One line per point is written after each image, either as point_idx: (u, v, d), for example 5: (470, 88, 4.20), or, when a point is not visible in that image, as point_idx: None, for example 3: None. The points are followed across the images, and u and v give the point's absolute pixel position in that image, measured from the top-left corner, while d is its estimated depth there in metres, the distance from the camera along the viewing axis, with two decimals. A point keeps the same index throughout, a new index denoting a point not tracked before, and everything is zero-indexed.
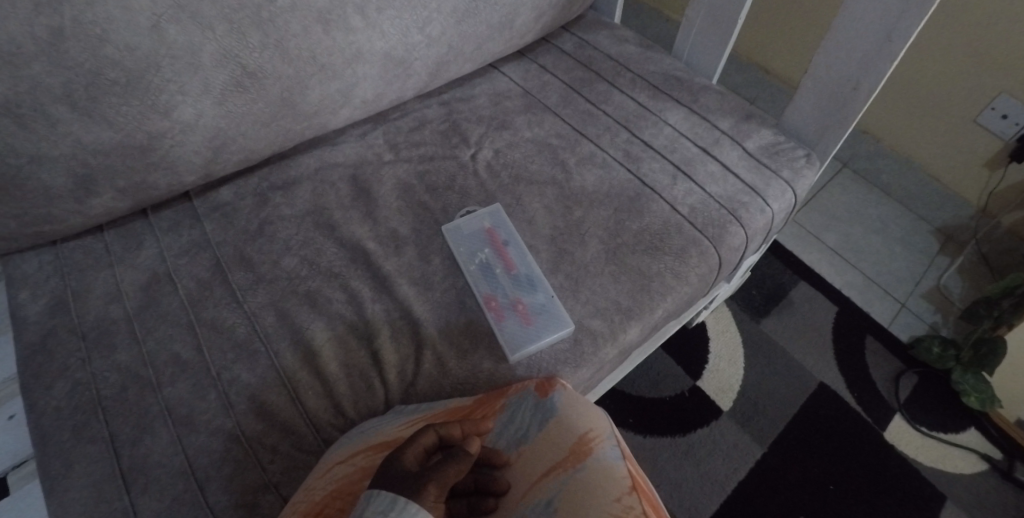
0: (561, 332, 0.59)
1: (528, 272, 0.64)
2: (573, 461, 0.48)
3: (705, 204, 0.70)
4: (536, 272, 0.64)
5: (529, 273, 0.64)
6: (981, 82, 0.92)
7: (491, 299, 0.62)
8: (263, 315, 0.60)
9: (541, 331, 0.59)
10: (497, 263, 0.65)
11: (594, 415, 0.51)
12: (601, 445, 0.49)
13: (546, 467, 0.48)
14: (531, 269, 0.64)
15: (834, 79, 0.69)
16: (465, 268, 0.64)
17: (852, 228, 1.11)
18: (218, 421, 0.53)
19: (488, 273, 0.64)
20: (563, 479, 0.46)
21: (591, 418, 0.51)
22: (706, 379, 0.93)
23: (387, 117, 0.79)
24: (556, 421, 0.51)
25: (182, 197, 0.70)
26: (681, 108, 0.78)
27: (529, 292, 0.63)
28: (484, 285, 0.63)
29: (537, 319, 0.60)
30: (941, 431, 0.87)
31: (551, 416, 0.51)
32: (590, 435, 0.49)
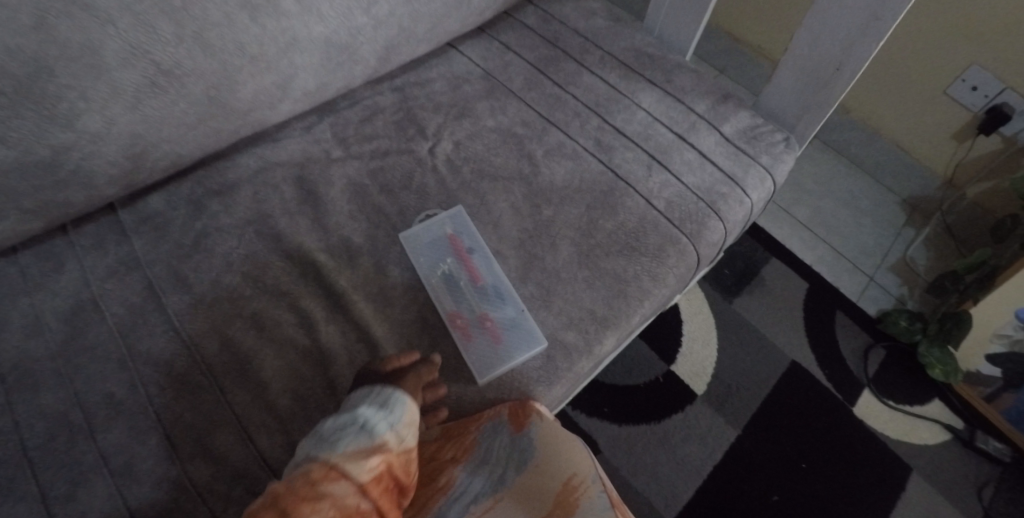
0: (533, 349, 0.56)
1: (495, 282, 0.60)
2: (560, 510, 0.45)
3: (682, 196, 0.66)
4: (504, 282, 0.60)
5: (497, 284, 0.60)
6: (954, 53, 0.91)
7: (457, 315, 0.58)
8: (205, 343, 0.54)
9: (511, 349, 0.56)
10: (462, 273, 0.61)
11: (576, 453, 0.49)
12: (586, 491, 0.46)
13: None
14: (498, 279, 0.61)
15: (814, 59, 0.65)
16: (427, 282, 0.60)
17: (823, 201, 1.10)
18: (162, 469, 0.48)
19: (453, 286, 0.60)
20: None
21: (572, 459, 0.49)
22: (681, 363, 0.92)
23: (334, 107, 0.72)
24: (535, 464, 0.50)
25: (106, 209, 0.62)
26: (654, 89, 0.73)
27: (497, 306, 0.59)
28: (449, 300, 0.59)
29: (508, 335, 0.57)
30: (908, 404, 0.88)
31: (529, 454, 0.50)
32: (573, 480, 0.47)
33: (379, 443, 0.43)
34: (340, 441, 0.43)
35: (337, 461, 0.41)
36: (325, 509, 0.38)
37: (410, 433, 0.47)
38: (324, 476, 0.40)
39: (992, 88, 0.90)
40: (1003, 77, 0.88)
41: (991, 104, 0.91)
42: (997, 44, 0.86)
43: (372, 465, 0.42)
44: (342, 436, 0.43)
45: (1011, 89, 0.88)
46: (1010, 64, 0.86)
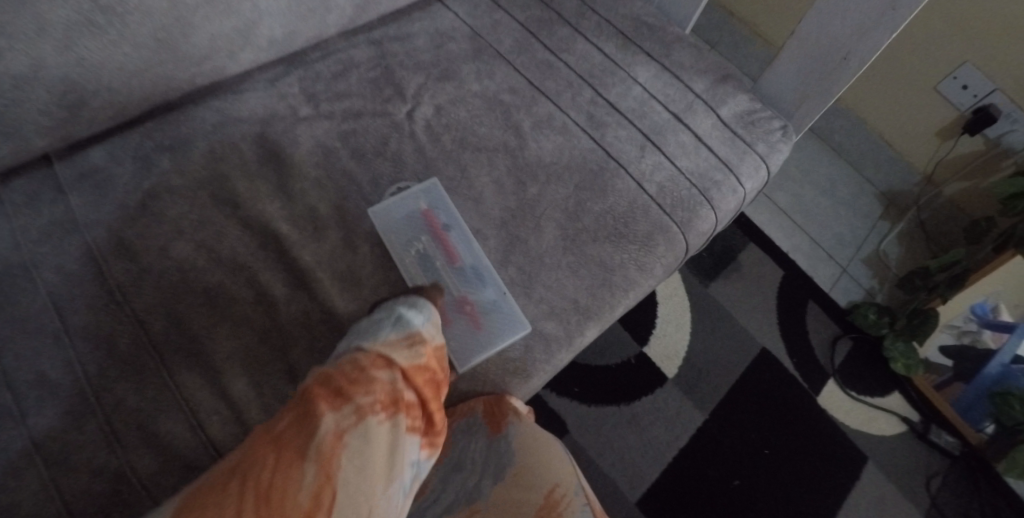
0: (518, 332, 0.53)
1: (473, 261, 0.56)
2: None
3: (675, 181, 0.63)
4: (484, 261, 0.56)
5: (475, 264, 0.56)
6: (949, 49, 0.89)
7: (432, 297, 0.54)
8: (152, 319, 0.49)
9: (492, 334, 0.52)
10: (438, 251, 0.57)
11: (558, 461, 0.47)
12: (569, 503, 0.43)
13: None
14: (476, 259, 0.56)
15: (823, 44, 0.61)
16: (400, 262, 0.55)
17: (804, 187, 1.09)
18: (101, 459, 0.44)
19: (428, 265, 0.56)
20: None
21: (555, 468, 0.46)
22: (653, 345, 0.92)
23: (303, 59, 0.65)
24: (515, 472, 0.46)
25: (40, 160, 0.56)
26: (651, 63, 0.69)
27: (477, 288, 0.55)
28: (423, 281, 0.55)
29: (491, 318, 0.54)
30: (868, 396, 0.90)
31: (508, 460, 0.48)
32: (556, 490, 0.44)
33: (417, 337, 0.45)
34: (380, 334, 0.45)
35: (382, 350, 0.43)
36: (376, 392, 0.40)
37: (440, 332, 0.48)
38: (372, 364, 0.42)
39: (982, 88, 0.89)
40: (994, 78, 0.87)
41: (978, 104, 0.90)
42: (992, 44, 0.84)
43: (413, 354, 0.44)
44: (381, 330, 0.45)
45: (1001, 91, 0.87)
46: (1003, 65, 0.85)
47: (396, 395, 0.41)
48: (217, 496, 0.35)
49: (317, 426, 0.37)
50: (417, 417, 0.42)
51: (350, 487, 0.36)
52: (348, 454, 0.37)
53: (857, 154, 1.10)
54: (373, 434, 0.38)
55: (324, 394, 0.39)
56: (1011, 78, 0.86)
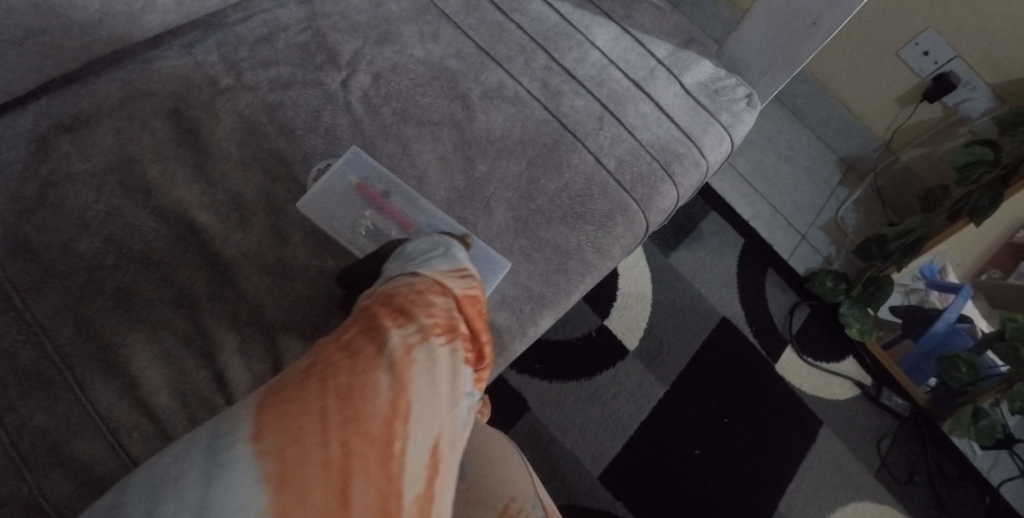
0: (499, 268, 0.52)
1: (429, 216, 0.53)
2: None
3: (635, 155, 0.60)
4: (440, 212, 0.54)
5: (429, 217, 0.53)
6: (912, 15, 0.88)
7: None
8: (57, 325, 0.44)
9: (474, 278, 0.51)
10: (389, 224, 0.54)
11: (511, 473, 0.43)
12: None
13: None
14: (428, 212, 0.53)
15: (791, 7, 0.58)
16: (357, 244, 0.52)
17: (765, 152, 1.08)
18: (7, 487, 0.39)
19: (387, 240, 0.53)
20: None
21: (510, 479, 0.42)
22: (614, 318, 0.91)
23: (223, 20, 0.58)
24: (466, 483, 0.42)
25: None
26: (610, 24, 0.64)
27: None
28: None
29: None
30: (824, 361, 0.92)
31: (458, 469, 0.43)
32: (512, 505, 0.40)
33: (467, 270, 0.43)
34: (431, 263, 0.43)
35: (436, 278, 0.41)
36: (436, 316, 0.38)
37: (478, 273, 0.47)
38: (428, 288, 0.40)
39: (942, 55, 0.89)
40: (955, 45, 0.87)
41: (939, 72, 0.90)
42: (955, 9, 0.84)
43: (465, 285, 0.42)
44: (429, 261, 0.43)
45: (961, 58, 0.87)
46: (964, 31, 0.85)
47: (455, 321, 0.39)
48: (287, 400, 0.32)
49: (385, 340, 0.35)
50: (472, 347, 0.40)
51: (426, 399, 0.34)
52: (420, 368, 0.34)
53: (817, 119, 1.09)
54: (438, 355, 0.36)
55: (387, 314, 0.37)
56: (970, 45, 0.86)
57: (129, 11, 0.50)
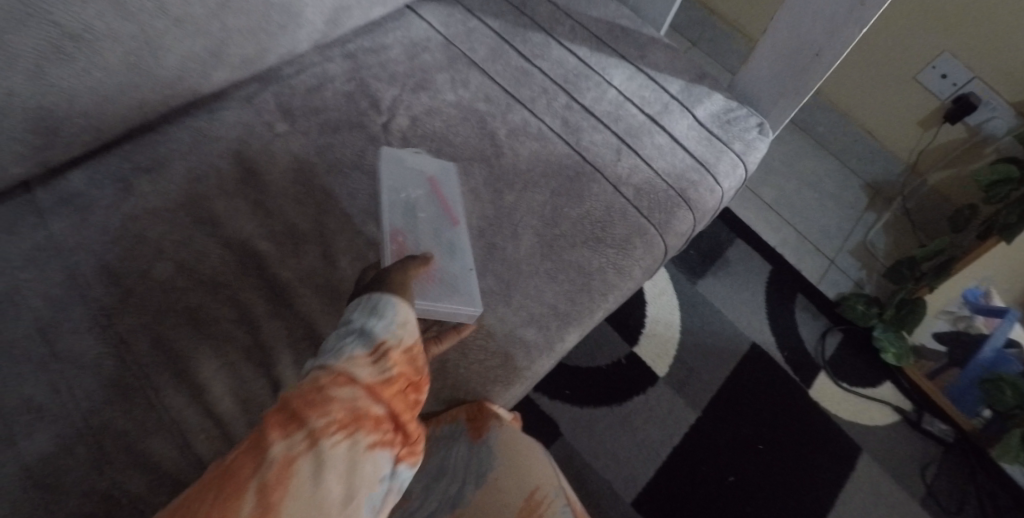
0: (464, 309, 0.52)
1: (448, 235, 0.57)
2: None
3: (652, 184, 0.63)
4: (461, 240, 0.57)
5: (453, 238, 0.57)
6: (927, 40, 0.91)
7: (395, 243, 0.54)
8: (136, 340, 0.50)
9: (444, 297, 0.52)
10: (423, 209, 0.58)
11: (537, 467, 0.47)
12: (550, 504, 0.44)
13: None
14: (457, 236, 0.57)
15: (794, 41, 0.61)
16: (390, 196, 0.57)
17: (789, 181, 1.09)
18: (91, 480, 0.44)
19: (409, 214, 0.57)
20: None
21: (534, 472, 0.46)
22: (644, 346, 0.92)
23: (278, 75, 0.65)
24: (495, 476, 0.47)
25: (18, 187, 0.56)
26: (626, 65, 0.69)
27: (443, 256, 0.55)
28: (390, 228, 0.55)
29: (443, 283, 0.52)
30: (860, 386, 0.91)
31: (487, 463, 0.48)
32: (536, 493, 0.45)
33: (382, 350, 0.41)
34: (344, 350, 0.41)
35: (344, 365, 0.39)
36: (333, 413, 0.36)
37: (414, 333, 0.45)
38: (331, 382, 0.38)
39: (960, 77, 0.90)
40: (973, 67, 0.89)
41: (958, 93, 0.92)
42: (969, 33, 0.86)
43: (378, 371, 0.41)
44: (344, 342, 0.41)
45: (979, 79, 0.89)
46: (980, 53, 0.87)
47: (356, 414, 0.37)
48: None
49: (267, 449, 0.33)
50: (379, 436, 0.38)
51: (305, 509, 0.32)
52: (304, 477, 0.33)
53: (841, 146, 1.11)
54: (330, 457, 0.34)
55: (277, 415, 0.35)
56: (989, 67, 0.87)
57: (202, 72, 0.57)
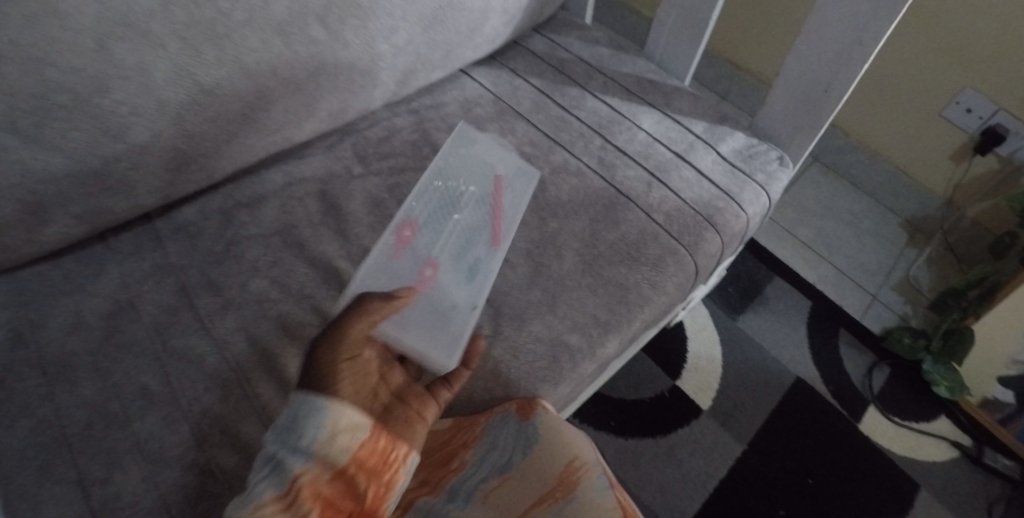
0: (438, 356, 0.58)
1: (478, 255, 0.66)
2: (563, 491, 0.48)
3: (681, 211, 0.70)
4: (482, 282, 0.63)
5: (480, 268, 0.65)
6: (946, 78, 0.97)
7: (405, 221, 0.67)
8: (234, 341, 0.59)
9: (426, 329, 0.59)
10: (472, 214, 0.70)
11: (577, 442, 0.53)
12: (587, 473, 0.49)
13: (535, 495, 0.49)
14: (489, 266, 0.65)
15: (803, 82, 0.69)
16: (441, 172, 0.72)
17: (824, 225, 1.13)
18: (191, 456, 0.53)
19: (444, 205, 0.70)
20: (553, 509, 0.47)
21: (574, 444, 0.52)
22: (686, 380, 0.94)
23: (354, 128, 0.77)
24: (539, 447, 0.52)
25: (142, 218, 0.68)
26: (654, 111, 0.78)
27: (456, 287, 0.63)
28: (415, 208, 0.69)
29: (433, 315, 0.61)
30: (913, 421, 0.89)
31: (531, 439, 0.53)
32: (575, 461, 0.50)
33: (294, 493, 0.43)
34: (257, 493, 0.43)
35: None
36: None
37: (340, 446, 0.46)
38: None
39: (985, 110, 0.95)
40: (996, 100, 0.94)
41: (985, 125, 0.96)
42: (987, 68, 0.92)
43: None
44: (261, 478, 0.44)
45: (1004, 110, 0.93)
46: (1001, 86, 0.92)
47: None
48: None
49: None
50: None
51: None
52: None
53: (877, 184, 1.16)
54: None
55: None
56: (1012, 98, 0.92)
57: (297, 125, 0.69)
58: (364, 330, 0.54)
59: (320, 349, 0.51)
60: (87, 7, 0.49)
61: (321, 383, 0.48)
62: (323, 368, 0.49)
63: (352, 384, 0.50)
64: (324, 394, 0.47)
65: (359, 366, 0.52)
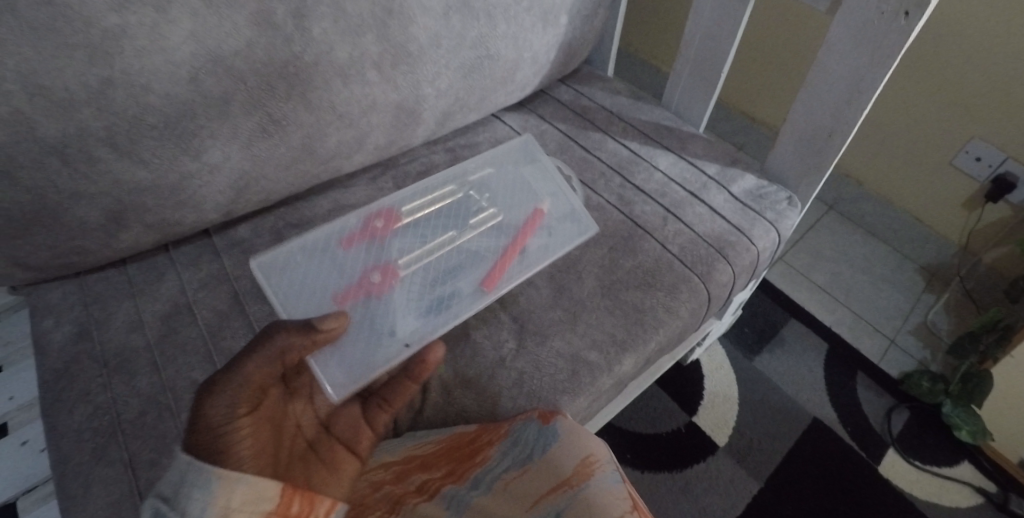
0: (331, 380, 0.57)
1: (458, 290, 0.67)
2: (578, 479, 0.51)
3: (694, 243, 0.74)
4: (429, 324, 0.64)
5: (436, 305, 0.66)
6: (954, 128, 1.03)
7: (389, 213, 0.72)
8: None
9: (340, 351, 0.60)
10: (488, 241, 0.72)
11: (595, 442, 0.55)
12: (602, 467, 0.52)
13: (551, 484, 0.52)
14: (450, 304, 0.66)
15: (810, 128, 0.76)
16: (479, 185, 0.78)
17: (840, 268, 1.20)
18: None
19: (453, 214, 0.74)
20: (568, 495, 0.50)
21: (591, 441, 0.55)
22: (703, 415, 0.95)
23: (396, 162, 0.84)
24: (558, 444, 0.54)
25: (202, 234, 0.75)
26: (670, 154, 0.85)
27: (398, 317, 0.64)
28: (414, 208, 0.74)
29: (355, 336, 0.62)
30: (934, 466, 0.92)
31: (551, 440, 0.55)
32: (591, 457, 0.53)
33: None
34: None
35: None
36: None
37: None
38: None
39: (994, 159, 1.00)
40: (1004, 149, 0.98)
41: (995, 173, 1.01)
42: (991, 118, 0.97)
43: None
44: None
45: (1012, 159, 0.98)
46: (1007, 136, 0.97)
47: None
48: None
49: None
50: None
51: None
52: None
53: (892, 232, 1.22)
54: None
55: None
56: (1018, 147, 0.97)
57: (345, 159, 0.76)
58: (262, 376, 0.49)
59: (206, 405, 0.47)
60: (184, 45, 0.57)
61: (212, 450, 0.46)
62: (212, 430, 0.46)
63: (253, 444, 0.48)
64: (218, 463, 0.45)
65: (257, 419, 0.49)
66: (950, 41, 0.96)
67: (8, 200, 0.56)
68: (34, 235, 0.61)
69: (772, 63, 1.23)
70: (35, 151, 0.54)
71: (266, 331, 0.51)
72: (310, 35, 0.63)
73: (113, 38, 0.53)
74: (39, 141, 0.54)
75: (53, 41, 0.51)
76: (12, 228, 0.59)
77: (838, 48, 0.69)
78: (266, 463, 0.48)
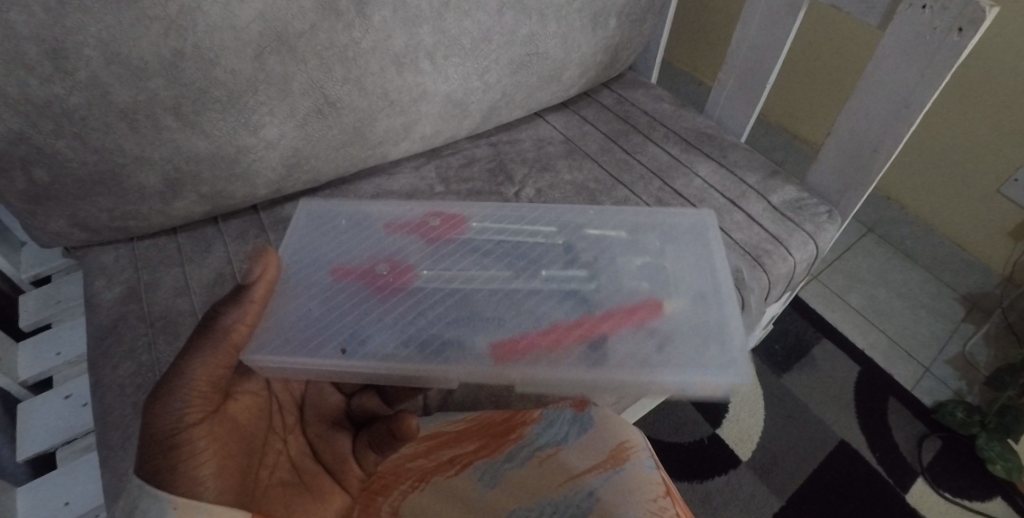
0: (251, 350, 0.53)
1: (467, 339, 0.56)
2: (612, 463, 0.53)
3: (730, 249, 0.74)
4: (386, 349, 0.55)
5: (423, 338, 0.56)
6: (1002, 156, 1.02)
7: (455, 218, 0.68)
8: None
9: (290, 326, 0.56)
10: (561, 308, 0.59)
11: (629, 430, 0.57)
12: (637, 454, 0.54)
13: (590, 462, 0.54)
14: (444, 342, 0.56)
15: (855, 142, 0.76)
16: (596, 241, 0.67)
17: (875, 292, 1.20)
18: None
19: (531, 259, 0.64)
20: (605, 475, 0.52)
21: (625, 430, 0.56)
22: (726, 429, 0.98)
23: (439, 154, 0.86)
24: (595, 433, 0.57)
25: (250, 210, 0.77)
26: (711, 162, 0.85)
27: (363, 323, 0.57)
28: (489, 242, 0.66)
29: (313, 313, 0.58)
30: (964, 499, 0.93)
31: (586, 429, 0.57)
32: (625, 443, 0.55)
33: None
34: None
35: None
36: None
37: None
38: None
39: None
40: None
41: None
42: None
43: None
44: None
45: None
46: None
47: None
48: None
49: None
50: None
51: None
52: None
53: (933, 258, 1.21)
54: None
55: None
56: None
57: (391, 147, 0.78)
58: (210, 373, 0.48)
59: (154, 414, 0.45)
60: (253, 24, 0.59)
61: (161, 472, 0.45)
62: (161, 446, 0.45)
63: (213, 460, 0.47)
64: (172, 490, 0.44)
65: (210, 427, 0.48)
66: (1002, 66, 0.95)
67: (76, 159, 0.59)
68: (96, 196, 0.63)
69: (816, 80, 1.24)
70: (107, 115, 0.57)
71: (209, 316, 0.50)
72: (370, 23, 0.65)
73: (187, 13, 0.56)
74: (112, 106, 0.57)
75: (133, 11, 0.53)
76: (76, 187, 0.61)
77: (886, 64, 0.69)
78: (236, 485, 0.48)
